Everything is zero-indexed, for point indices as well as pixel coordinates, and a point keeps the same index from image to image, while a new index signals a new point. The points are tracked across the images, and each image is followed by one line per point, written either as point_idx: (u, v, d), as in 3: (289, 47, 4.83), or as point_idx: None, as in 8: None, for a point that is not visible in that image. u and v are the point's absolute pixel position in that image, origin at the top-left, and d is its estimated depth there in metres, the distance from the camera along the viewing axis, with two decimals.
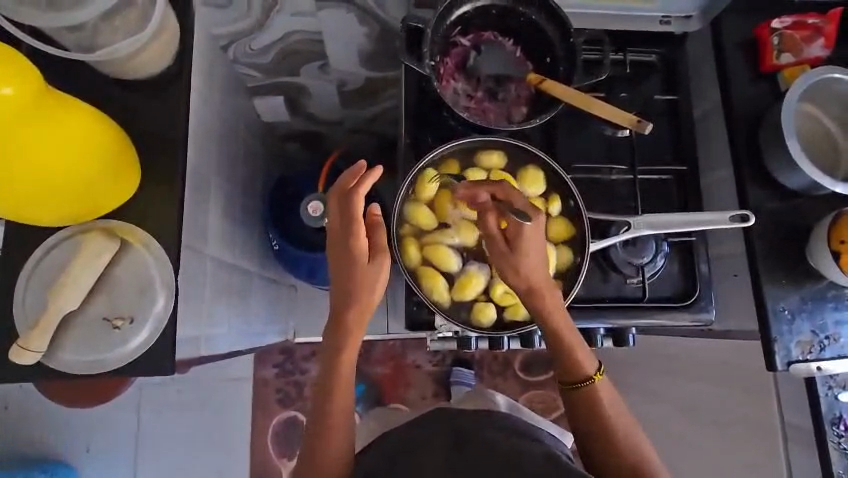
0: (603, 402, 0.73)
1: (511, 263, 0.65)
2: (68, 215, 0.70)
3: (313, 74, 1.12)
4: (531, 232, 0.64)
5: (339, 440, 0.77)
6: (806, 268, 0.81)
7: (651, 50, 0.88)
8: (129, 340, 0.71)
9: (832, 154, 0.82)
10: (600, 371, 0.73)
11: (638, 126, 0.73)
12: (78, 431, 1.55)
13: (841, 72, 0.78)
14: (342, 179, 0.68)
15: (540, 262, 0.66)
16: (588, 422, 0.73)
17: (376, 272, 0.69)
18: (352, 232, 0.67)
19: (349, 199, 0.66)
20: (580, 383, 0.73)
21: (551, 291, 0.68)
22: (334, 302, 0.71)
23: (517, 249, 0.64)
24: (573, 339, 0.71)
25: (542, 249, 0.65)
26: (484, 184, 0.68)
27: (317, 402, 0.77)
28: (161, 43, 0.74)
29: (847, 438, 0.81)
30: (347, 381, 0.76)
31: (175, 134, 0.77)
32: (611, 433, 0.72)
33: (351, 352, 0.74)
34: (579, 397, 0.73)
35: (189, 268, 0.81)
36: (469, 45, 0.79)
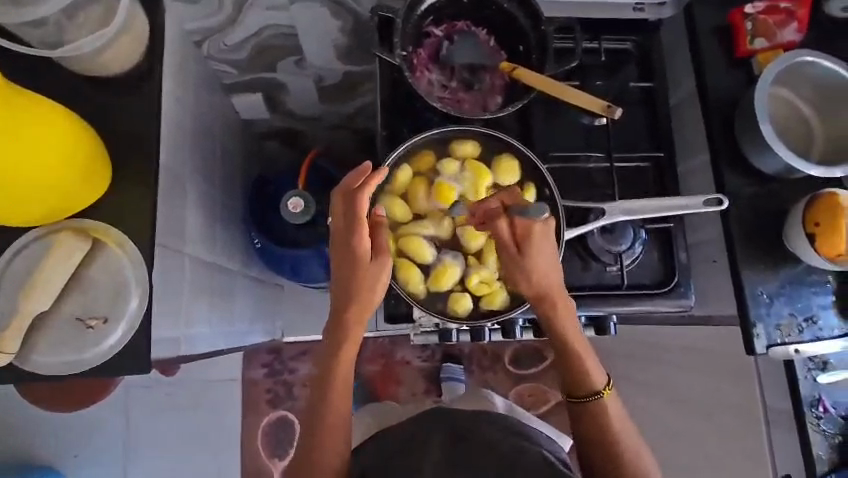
0: (610, 415, 0.75)
1: (523, 268, 0.67)
2: (38, 214, 0.68)
3: (290, 69, 1.12)
4: (538, 231, 0.65)
5: (334, 441, 0.77)
6: (783, 252, 0.81)
7: (626, 38, 0.88)
8: (104, 340, 0.70)
9: (804, 135, 0.83)
10: (608, 386, 0.75)
11: (607, 112, 0.74)
12: (65, 437, 1.53)
13: (814, 55, 0.78)
14: (348, 178, 0.69)
15: (550, 265, 0.67)
16: (593, 434, 0.74)
17: (374, 273, 0.68)
18: (354, 230, 0.67)
19: (354, 198, 0.67)
20: (589, 398, 0.74)
21: (564, 300, 0.70)
22: (335, 302, 0.71)
23: (527, 253, 0.66)
24: (580, 347, 0.73)
25: (550, 252, 0.67)
26: (494, 191, 0.68)
27: (314, 402, 0.77)
28: (130, 39, 0.73)
29: (827, 418, 0.83)
30: (345, 384, 0.76)
31: (145, 131, 0.76)
32: (615, 444, 0.74)
33: (349, 353, 0.75)
34: (586, 409, 0.75)
35: (165, 267, 0.80)
36: (442, 35, 0.79)
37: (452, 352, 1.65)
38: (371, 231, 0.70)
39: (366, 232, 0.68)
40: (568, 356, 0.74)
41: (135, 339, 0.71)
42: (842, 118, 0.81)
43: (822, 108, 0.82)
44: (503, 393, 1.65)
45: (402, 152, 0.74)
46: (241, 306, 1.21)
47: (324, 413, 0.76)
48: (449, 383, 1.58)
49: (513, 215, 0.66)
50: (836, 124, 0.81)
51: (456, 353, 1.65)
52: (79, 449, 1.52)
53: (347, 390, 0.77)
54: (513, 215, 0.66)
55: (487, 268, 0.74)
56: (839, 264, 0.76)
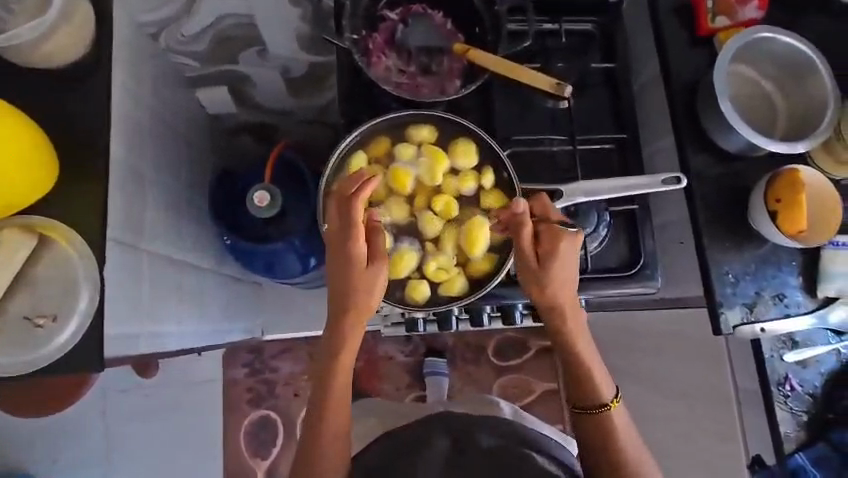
0: (615, 424, 0.79)
1: (539, 280, 0.69)
2: None
3: (253, 61, 1.09)
4: (564, 246, 0.68)
5: (338, 445, 0.80)
6: (748, 231, 0.80)
7: (586, 19, 0.87)
8: (55, 338, 0.68)
9: (770, 113, 0.83)
10: (616, 399, 0.79)
11: (559, 90, 0.73)
12: (42, 444, 1.50)
13: (770, 30, 0.78)
14: (344, 183, 0.67)
15: (568, 278, 0.70)
16: (597, 444, 0.79)
17: (371, 278, 0.68)
18: (350, 237, 0.67)
19: (350, 204, 0.66)
20: (594, 408, 0.78)
21: (575, 313, 0.73)
22: (333, 306, 0.72)
23: (549, 267, 0.68)
24: (587, 356, 0.77)
25: (570, 266, 0.69)
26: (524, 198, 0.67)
27: (315, 401, 0.79)
28: (71, 29, 0.71)
29: (794, 397, 0.82)
30: (344, 383, 0.78)
31: (93, 124, 0.73)
32: (615, 450, 0.78)
33: (350, 351, 0.76)
34: (592, 419, 0.79)
35: (120, 262, 0.77)
36: (397, 19, 0.78)
37: (435, 346, 1.63)
38: (367, 235, 0.69)
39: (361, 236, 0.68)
40: (574, 364, 0.77)
41: (88, 337, 0.69)
42: (805, 94, 0.81)
43: (784, 85, 0.82)
44: (487, 385, 1.63)
45: (354, 139, 0.73)
46: (214, 305, 1.19)
47: (322, 413, 0.78)
48: (432, 377, 1.57)
49: (542, 225, 0.69)
50: (799, 100, 0.81)
51: (438, 347, 1.63)
52: (57, 456, 1.50)
53: (347, 387, 0.79)
54: (541, 227, 0.69)
55: (445, 254, 0.74)
56: (800, 240, 0.76)
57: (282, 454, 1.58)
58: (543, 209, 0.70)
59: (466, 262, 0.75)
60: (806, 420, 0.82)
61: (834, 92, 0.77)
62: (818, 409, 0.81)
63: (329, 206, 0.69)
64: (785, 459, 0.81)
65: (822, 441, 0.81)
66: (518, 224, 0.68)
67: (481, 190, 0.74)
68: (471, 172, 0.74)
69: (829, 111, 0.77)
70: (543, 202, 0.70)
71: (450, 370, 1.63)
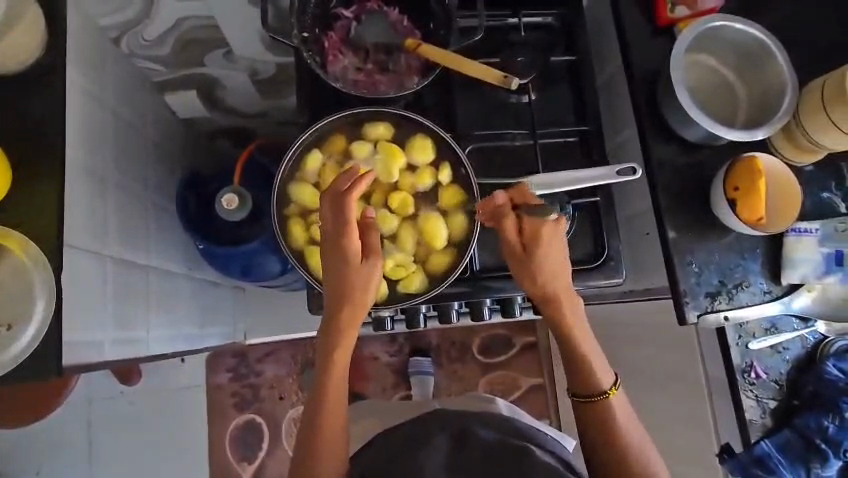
0: (616, 415, 0.75)
1: (526, 267, 0.69)
2: None
3: (221, 61, 1.08)
4: (546, 232, 0.67)
5: (335, 453, 0.76)
6: (711, 220, 0.80)
7: (547, 13, 0.86)
8: (8, 349, 0.68)
9: (731, 99, 0.83)
10: (615, 386, 0.75)
11: (505, 82, 0.72)
12: (29, 454, 1.49)
13: (724, 19, 0.78)
14: (337, 179, 0.68)
15: (557, 266, 0.69)
16: (599, 434, 0.75)
17: (365, 276, 0.68)
18: (344, 234, 0.67)
19: (343, 201, 0.66)
20: (592, 397, 0.74)
21: (570, 299, 0.71)
22: (329, 306, 0.70)
23: (534, 253, 0.68)
24: (586, 345, 0.74)
25: (557, 251, 0.68)
26: (502, 186, 0.68)
27: (313, 395, 0.76)
28: (28, 27, 0.70)
29: (759, 385, 0.81)
30: (341, 373, 0.75)
31: (49, 131, 0.73)
32: (617, 440, 0.74)
33: (344, 351, 0.74)
34: (593, 408, 0.75)
35: (80, 270, 0.76)
36: (352, 16, 0.78)
37: (420, 345, 1.62)
38: (361, 233, 0.69)
39: (355, 233, 0.68)
40: (571, 353, 0.74)
41: (44, 345, 0.69)
42: (764, 81, 0.81)
43: (744, 71, 0.83)
44: (473, 383, 1.63)
45: (310, 137, 0.75)
46: (189, 309, 1.18)
47: (320, 409, 0.75)
48: (418, 377, 1.55)
49: (522, 215, 0.68)
50: (759, 85, 0.82)
51: (424, 346, 1.62)
52: (42, 466, 1.49)
53: (344, 384, 0.76)
54: (521, 217, 0.68)
55: (402, 252, 0.75)
56: (762, 228, 0.76)
57: (269, 458, 1.56)
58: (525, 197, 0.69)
59: (425, 259, 0.76)
60: (773, 406, 0.81)
61: (790, 78, 0.78)
62: (782, 391, 0.82)
63: (321, 204, 0.69)
64: (751, 447, 0.80)
65: (788, 428, 0.80)
66: (499, 213, 0.68)
67: (438, 186, 0.76)
68: (428, 168, 0.75)
69: (786, 95, 0.77)
70: (522, 190, 0.69)
71: (436, 369, 1.62)
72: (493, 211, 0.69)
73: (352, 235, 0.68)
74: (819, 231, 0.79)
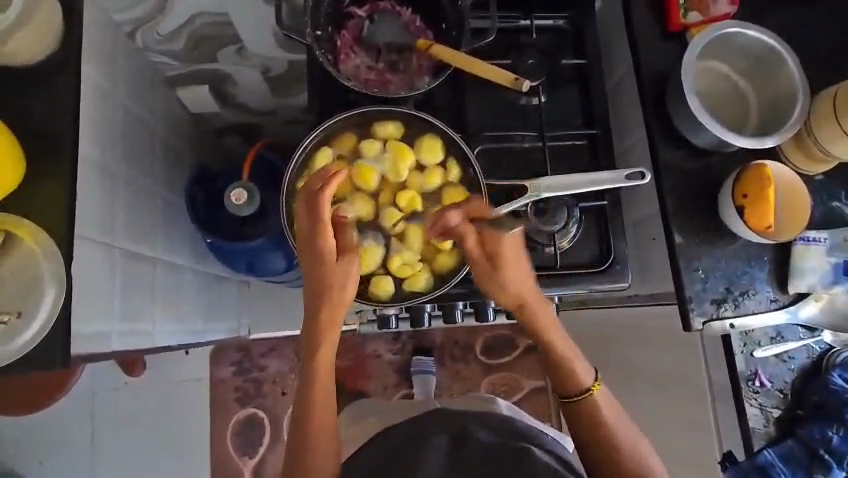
0: (602, 412, 0.74)
1: (495, 281, 0.70)
2: None
3: (232, 59, 1.09)
4: (508, 244, 0.68)
5: (326, 450, 0.76)
6: (718, 227, 0.80)
7: (558, 16, 0.87)
8: (17, 338, 0.68)
9: (741, 104, 0.83)
10: (596, 382, 0.75)
11: (516, 85, 0.72)
12: (30, 445, 1.50)
13: (738, 25, 0.78)
14: (310, 180, 0.68)
15: (523, 275, 0.70)
16: (582, 427, 0.75)
17: (342, 273, 0.70)
18: (318, 234, 0.68)
19: (316, 200, 0.66)
20: (574, 396, 0.75)
21: (542, 304, 0.72)
22: (307, 303, 0.72)
23: (499, 267, 0.69)
24: (563, 347, 0.74)
25: (522, 263, 0.69)
26: (456, 206, 0.68)
27: (299, 406, 0.76)
28: (34, 31, 0.71)
29: (763, 393, 0.81)
30: (325, 378, 0.76)
31: (61, 125, 0.73)
32: (605, 433, 0.74)
33: (327, 351, 0.75)
34: (578, 408, 0.75)
35: (91, 261, 0.78)
36: (364, 15, 0.79)
37: (423, 344, 1.62)
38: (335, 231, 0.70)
39: (330, 233, 0.69)
40: (553, 356, 0.74)
41: (52, 336, 0.70)
42: (775, 87, 0.81)
43: (755, 75, 0.82)
44: (475, 383, 1.63)
45: (320, 134, 0.75)
46: (195, 303, 1.18)
47: (311, 409, 0.75)
48: (419, 376, 1.55)
49: (483, 230, 0.68)
50: (769, 90, 0.81)
51: (427, 345, 1.62)
52: (44, 456, 1.50)
53: (330, 389, 0.76)
54: (483, 233, 0.68)
55: (410, 250, 0.75)
56: (769, 236, 0.76)
57: (270, 453, 1.57)
58: (480, 212, 0.69)
59: (431, 258, 0.76)
60: (776, 415, 0.81)
61: (802, 84, 0.77)
62: (785, 400, 0.82)
63: (296, 205, 0.70)
64: (754, 455, 0.80)
65: (791, 438, 0.80)
66: (459, 232, 0.69)
67: (446, 185, 0.76)
68: (436, 168, 0.76)
69: (797, 101, 0.77)
70: (481, 205, 0.69)
71: (439, 369, 1.62)
72: (452, 230, 0.70)
73: (326, 234, 0.69)
74: (828, 239, 0.79)
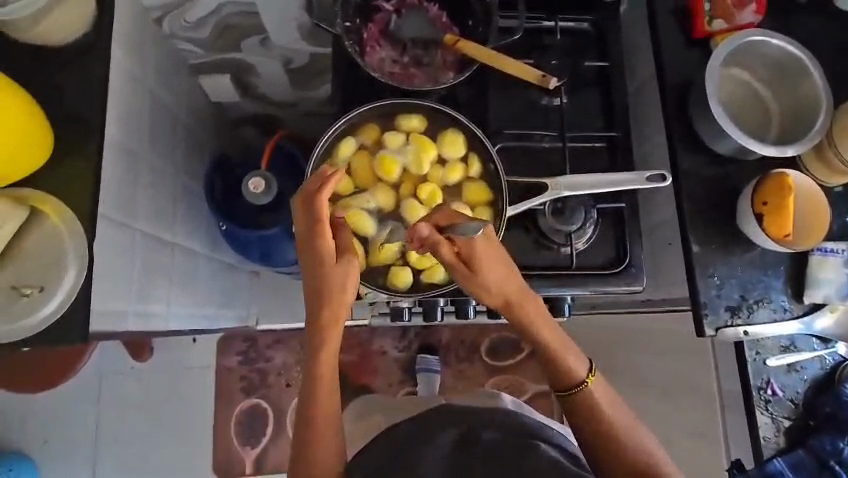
0: (598, 402, 0.74)
1: (476, 283, 0.68)
2: None
3: (256, 50, 1.10)
4: (482, 247, 0.66)
5: (328, 440, 0.76)
6: (736, 234, 0.80)
7: (583, 19, 0.87)
8: (36, 312, 0.69)
9: (763, 112, 0.83)
10: (592, 373, 0.74)
11: (543, 82, 0.74)
12: (35, 424, 1.52)
13: (763, 34, 0.78)
14: (306, 182, 0.69)
15: (504, 274, 0.68)
16: (584, 420, 0.74)
17: (341, 274, 0.70)
18: (317, 233, 0.69)
19: (313, 202, 0.67)
20: (573, 389, 0.74)
21: (530, 300, 0.71)
22: (309, 302, 0.73)
23: (477, 268, 0.67)
24: (558, 343, 0.73)
25: (501, 262, 0.68)
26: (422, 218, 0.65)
27: (304, 399, 0.76)
28: (55, 17, 0.72)
29: (774, 403, 0.81)
30: (329, 372, 0.76)
31: (90, 105, 0.75)
32: (607, 428, 0.73)
33: (330, 351, 0.75)
34: (576, 401, 0.74)
35: (113, 240, 0.79)
36: (391, 10, 0.80)
37: (429, 342, 1.63)
38: (333, 231, 0.71)
39: (328, 233, 0.70)
40: (548, 353, 0.73)
41: (73, 311, 0.71)
42: (798, 96, 0.81)
43: (777, 82, 0.82)
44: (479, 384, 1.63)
45: (346, 123, 0.76)
46: (207, 290, 1.19)
47: (314, 404, 0.76)
48: (424, 374, 1.55)
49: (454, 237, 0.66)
50: (792, 99, 0.81)
51: (433, 344, 1.63)
52: (49, 436, 1.51)
53: (334, 383, 0.77)
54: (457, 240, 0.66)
55: None
56: (787, 245, 0.76)
57: (272, 444, 1.57)
58: (447, 219, 0.67)
59: None
60: (787, 426, 0.81)
61: (826, 95, 0.77)
62: (797, 411, 0.82)
63: (293, 207, 0.70)
64: (763, 464, 0.80)
65: (801, 448, 0.80)
66: (432, 243, 0.66)
67: (467, 179, 0.77)
68: (458, 162, 0.77)
69: (820, 112, 0.77)
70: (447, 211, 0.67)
71: (443, 368, 1.62)
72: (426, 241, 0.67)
73: (325, 235, 0.70)
74: (845, 251, 0.79)
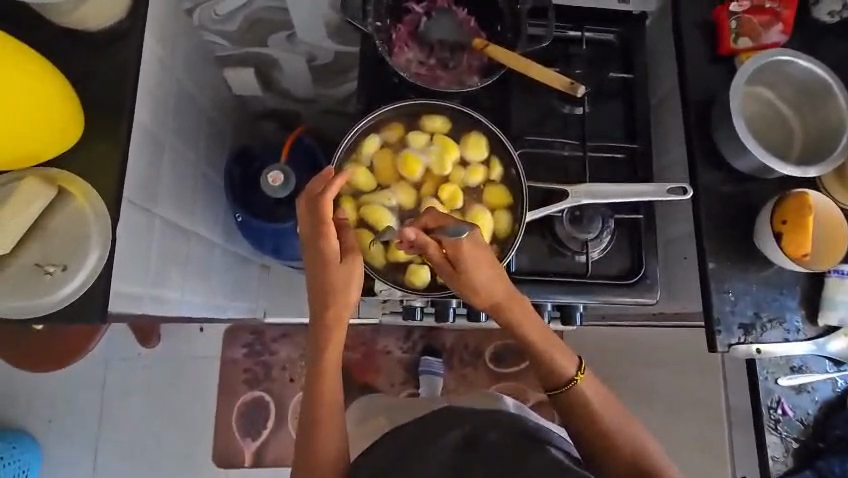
0: (589, 399, 0.75)
1: (462, 283, 0.68)
2: (16, 160, 0.69)
3: (282, 46, 1.11)
4: (468, 250, 0.65)
5: (331, 437, 0.77)
6: (752, 252, 0.80)
7: (609, 30, 0.88)
8: (58, 290, 0.70)
9: (785, 132, 0.83)
10: (581, 371, 0.75)
11: (571, 89, 0.74)
12: (41, 405, 1.53)
13: (790, 54, 0.78)
14: (310, 183, 0.68)
15: (491, 275, 0.68)
16: (578, 418, 0.75)
17: (345, 275, 0.71)
18: (322, 234, 0.69)
19: (316, 203, 0.67)
20: (563, 387, 0.75)
21: (515, 300, 0.71)
22: (314, 302, 0.74)
23: (464, 270, 0.67)
24: (544, 341, 0.74)
25: (487, 264, 0.67)
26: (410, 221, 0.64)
27: (308, 392, 0.78)
28: (95, 3, 0.73)
29: (783, 423, 0.81)
30: (334, 366, 0.77)
31: (121, 91, 0.76)
32: (602, 428, 0.74)
33: (335, 348, 0.76)
34: (564, 399, 0.76)
35: (135, 224, 0.80)
36: (422, 12, 0.81)
37: (433, 345, 1.63)
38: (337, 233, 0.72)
39: (332, 233, 0.70)
40: (535, 351, 0.75)
41: (93, 291, 0.72)
42: (822, 118, 0.81)
43: (802, 105, 0.83)
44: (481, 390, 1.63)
45: (373, 120, 0.77)
46: (219, 279, 1.20)
47: (316, 402, 0.77)
48: (426, 376, 1.55)
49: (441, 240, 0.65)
50: (816, 121, 0.82)
51: (437, 347, 1.63)
52: (54, 416, 1.53)
53: (338, 378, 0.78)
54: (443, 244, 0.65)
55: None
56: (804, 265, 0.76)
57: (273, 438, 1.58)
58: (437, 221, 0.66)
59: None
60: (796, 446, 0.81)
61: None
62: (806, 432, 0.81)
63: (297, 206, 0.70)
64: None
65: (809, 469, 0.79)
66: (419, 245, 0.65)
67: (488, 182, 0.78)
68: (479, 164, 0.78)
69: (843, 136, 0.77)
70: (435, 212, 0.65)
71: (447, 371, 1.62)
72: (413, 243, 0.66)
73: (330, 235, 0.70)
74: None
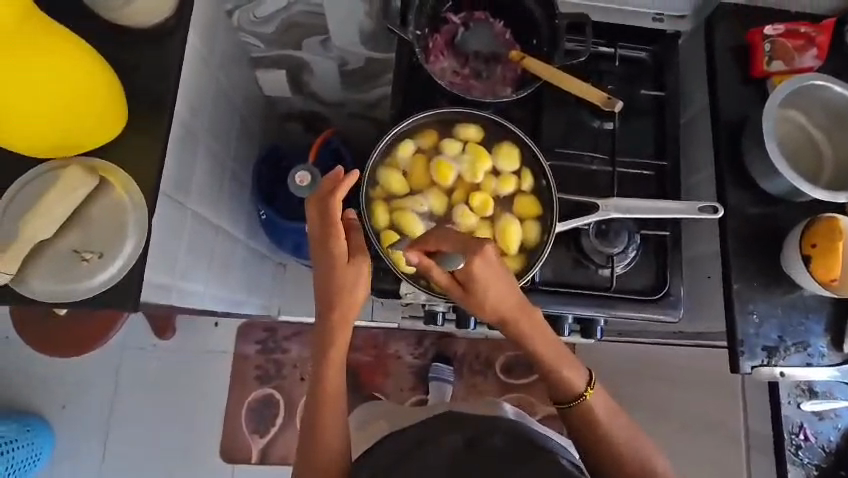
0: (597, 414, 0.75)
1: (470, 301, 0.68)
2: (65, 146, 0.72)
3: (316, 49, 1.13)
4: (476, 270, 0.65)
5: (335, 436, 0.78)
6: (779, 275, 0.80)
7: (642, 48, 0.89)
8: (95, 277, 0.72)
9: (814, 154, 0.83)
10: (590, 387, 0.75)
11: (607, 104, 0.78)
12: (55, 389, 1.55)
13: (824, 79, 0.79)
14: (322, 182, 0.68)
15: (500, 293, 0.68)
16: (596, 432, 0.75)
17: (353, 275, 0.71)
18: (331, 236, 0.69)
19: (327, 203, 0.67)
20: (572, 401, 0.75)
21: (526, 315, 0.71)
22: (320, 301, 0.74)
23: (471, 288, 0.67)
24: (557, 355, 0.74)
25: (497, 282, 0.67)
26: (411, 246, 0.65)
27: (312, 390, 0.78)
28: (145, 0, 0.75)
29: (805, 448, 0.84)
30: (337, 366, 0.78)
31: (164, 87, 0.78)
32: (619, 443, 0.73)
33: (339, 348, 0.77)
34: (573, 414, 0.75)
35: (168, 217, 0.82)
36: (459, 23, 0.83)
37: (444, 352, 1.63)
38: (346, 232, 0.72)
39: (341, 233, 0.69)
40: (547, 365, 0.75)
41: (126, 280, 0.73)
42: None
43: (833, 130, 0.83)
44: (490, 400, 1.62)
45: (409, 126, 0.78)
46: (240, 275, 1.22)
47: (318, 400, 0.78)
48: (436, 383, 1.55)
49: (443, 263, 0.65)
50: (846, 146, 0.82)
51: (448, 354, 1.63)
52: (66, 401, 1.55)
53: (342, 377, 0.79)
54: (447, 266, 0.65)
55: None
56: (831, 289, 0.76)
57: (280, 435, 1.58)
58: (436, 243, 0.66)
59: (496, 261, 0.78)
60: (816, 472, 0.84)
61: None
62: (827, 457, 0.84)
63: (308, 207, 0.70)
64: None
65: None
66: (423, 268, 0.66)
67: (519, 192, 0.79)
68: (511, 175, 0.79)
69: None
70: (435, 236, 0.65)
71: (456, 379, 1.62)
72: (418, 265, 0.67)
73: (339, 235, 0.69)
74: None
